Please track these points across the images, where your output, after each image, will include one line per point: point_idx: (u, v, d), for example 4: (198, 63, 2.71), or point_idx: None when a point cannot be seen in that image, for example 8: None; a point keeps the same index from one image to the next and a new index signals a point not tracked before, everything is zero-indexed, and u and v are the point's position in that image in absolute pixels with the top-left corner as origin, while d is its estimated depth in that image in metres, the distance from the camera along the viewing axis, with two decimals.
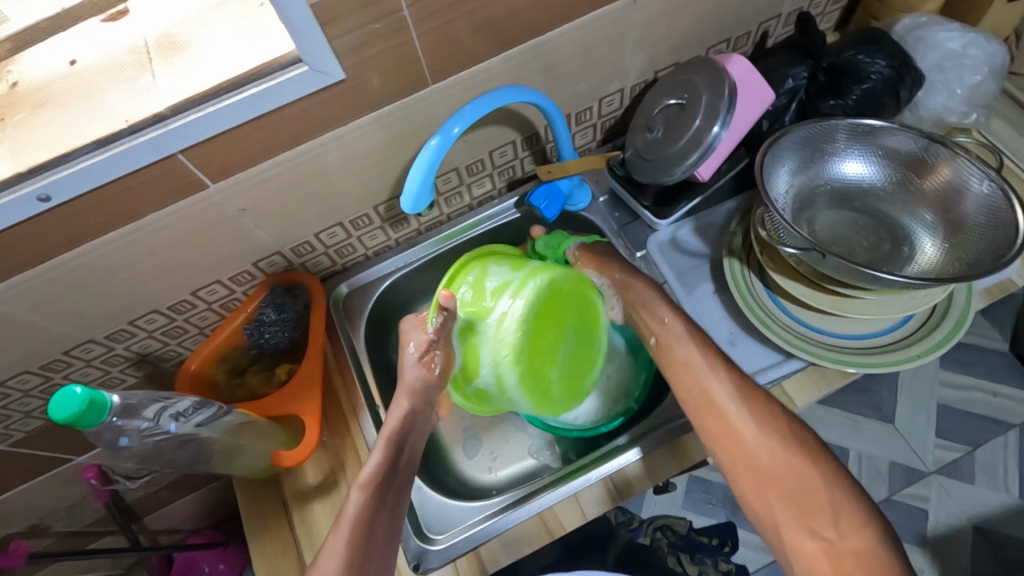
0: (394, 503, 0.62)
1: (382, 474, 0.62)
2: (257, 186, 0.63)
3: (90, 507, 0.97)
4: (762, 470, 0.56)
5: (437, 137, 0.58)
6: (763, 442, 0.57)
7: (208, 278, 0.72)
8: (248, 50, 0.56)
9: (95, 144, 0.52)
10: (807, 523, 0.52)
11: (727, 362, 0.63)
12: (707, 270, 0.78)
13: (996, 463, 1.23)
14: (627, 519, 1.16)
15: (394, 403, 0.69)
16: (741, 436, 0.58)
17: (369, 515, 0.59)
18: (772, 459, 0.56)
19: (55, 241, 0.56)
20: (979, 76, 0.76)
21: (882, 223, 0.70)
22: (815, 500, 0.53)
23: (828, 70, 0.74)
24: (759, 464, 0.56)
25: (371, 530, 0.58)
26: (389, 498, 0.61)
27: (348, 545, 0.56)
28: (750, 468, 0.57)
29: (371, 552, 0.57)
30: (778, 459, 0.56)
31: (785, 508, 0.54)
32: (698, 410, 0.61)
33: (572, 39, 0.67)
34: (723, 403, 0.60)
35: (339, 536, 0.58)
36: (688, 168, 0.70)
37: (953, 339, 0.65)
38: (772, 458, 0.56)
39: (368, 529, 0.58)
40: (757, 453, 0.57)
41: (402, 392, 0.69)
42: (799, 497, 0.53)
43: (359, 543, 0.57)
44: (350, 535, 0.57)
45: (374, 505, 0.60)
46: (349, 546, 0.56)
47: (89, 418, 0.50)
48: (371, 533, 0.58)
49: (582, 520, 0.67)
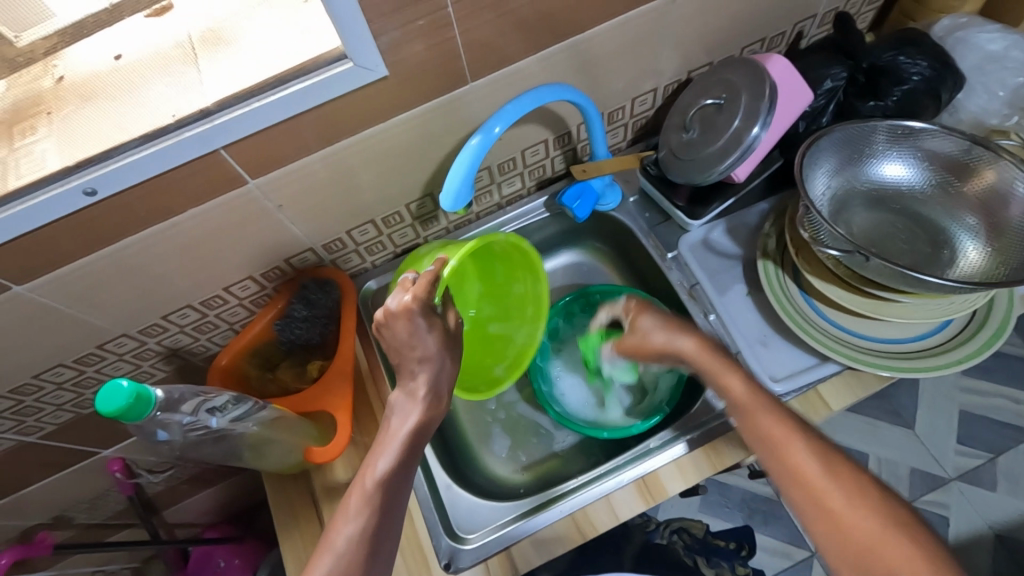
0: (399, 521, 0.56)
1: (394, 476, 0.56)
2: (295, 182, 0.64)
3: (113, 498, 0.97)
4: (823, 526, 0.49)
5: (478, 136, 0.58)
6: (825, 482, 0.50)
7: (240, 275, 0.72)
8: (293, 46, 0.56)
9: (143, 139, 0.52)
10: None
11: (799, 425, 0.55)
12: (739, 271, 0.77)
13: (1019, 472, 1.22)
14: (644, 522, 1.14)
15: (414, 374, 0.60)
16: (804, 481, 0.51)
17: (380, 517, 0.54)
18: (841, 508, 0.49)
19: (96, 234, 0.57)
20: (1021, 78, 0.75)
21: (922, 227, 0.69)
22: None
23: (869, 71, 0.73)
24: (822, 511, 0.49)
25: (379, 542, 0.53)
26: (397, 510, 0.56)
27: (362, 549, 0.52)
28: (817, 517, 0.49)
29: (378, 558, 0.53)
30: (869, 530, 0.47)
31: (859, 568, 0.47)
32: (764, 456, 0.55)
33: (612, 37, 0.67)
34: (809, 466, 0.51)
35: (353, 526, 0.53)
36: (725, 170, 0.69)
37: (995, 345, 0.64)
38: (829, 502, 0.49)
39: (379, 539, 0.54)
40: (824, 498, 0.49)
41: (422, 363, 0.60)
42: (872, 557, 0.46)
43: (369, 546, 0.52)
44: (362, 536, 0.53)
45: (387, 505, 0.55)
46: (356, 550, 0.52)
47: (135, 412, 0.51)
48: (381, 540, 0.54)
49: (615, 522, 0.67)
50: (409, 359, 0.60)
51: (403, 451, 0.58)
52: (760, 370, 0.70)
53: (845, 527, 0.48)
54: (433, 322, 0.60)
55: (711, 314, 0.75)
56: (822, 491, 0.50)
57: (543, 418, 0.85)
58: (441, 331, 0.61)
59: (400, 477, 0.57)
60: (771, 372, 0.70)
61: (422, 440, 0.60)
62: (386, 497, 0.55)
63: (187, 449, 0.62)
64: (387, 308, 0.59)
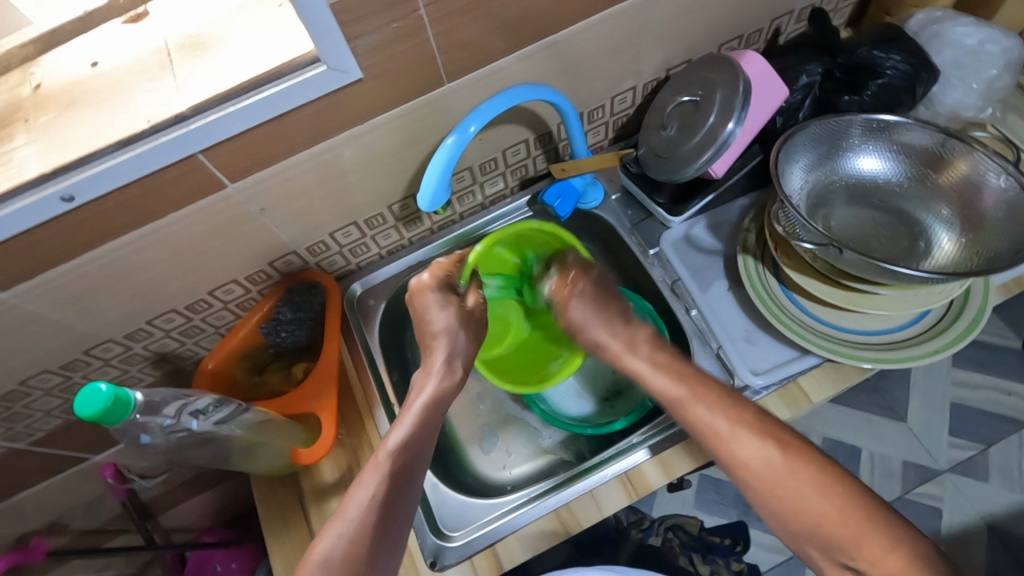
0: (417, 489, 0.58)
1: (412, 444, 0.59)
2: (274, 186, 0.64)
3: (107, 505, 0.97)
4: (770, 496, 0.52)
5: (454, 136, 0.58)
6: (770, 465, 0.52)
7: (224, 278, 0.73)
8: (268, 50, 0.56)
9: (119, 144, 0.53)
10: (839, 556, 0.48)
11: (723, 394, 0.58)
12: (721, 267, 0.78)
13: (1010, 462, 1.22)
14: (638, 519, 1.15)
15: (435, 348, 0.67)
16: (751, 468, 0.53)
17: (392, 487, 0.56)
18: (792, 488, 0.51)
19: (77, 241, 0.57)
20: (995, 70, 0.76)
21: (900, 219, 0.69)
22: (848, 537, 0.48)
23: (845, 67, 0.74)
24: (773, 494, 0.51)
25: (393, 507, 0.55)
26: (415, 477, 0.58)
27: (377, 513, 0.54)
28: (765, 499, 0.52)
29: (393, 521, 0.55)
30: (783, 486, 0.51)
31: (814, 540, 0.50)
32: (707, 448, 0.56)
33: (588, 37, 0.68)
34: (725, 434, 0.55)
35: (366, 493, 0.55)
36: (701, 166, 0.70)
37: (971, 334, 0.65)
38: (776, 483, 0.51)
39: (391, 507, 0.55)
40: (772, 481, 0.52)
41: (437, 339, 0.67)
42: (827, 529, 0.49)
43: (383, 510, 0.55)
44: (377, 499, 0.55)
45: (401, 474, 0.57)
46: (371, 513, 0.54)
47: (114, 415, 0.51)
48: (392, 509, 0.55)
49: (600, 517, 0.67)
50: (434, 336, 0.67)
51: (420, 422, 0.61)
52: (740, 365, 0.71)
53: (798, 505, 0.50)
54: (448, 299, 0.68)
55: (692, 309, 0.76)
56: (749, 458, 0.53)
57: (531, 416, 0.86)
58: (455, 307, 0.68)
59: (418, 444, 0.59)
60: (752, 366, 0.71)
61: (439, 413, 0.63)
62: (405, 462, 0.57)
63: (172, 452, 0.63)
64: (416, 287, 0.69)
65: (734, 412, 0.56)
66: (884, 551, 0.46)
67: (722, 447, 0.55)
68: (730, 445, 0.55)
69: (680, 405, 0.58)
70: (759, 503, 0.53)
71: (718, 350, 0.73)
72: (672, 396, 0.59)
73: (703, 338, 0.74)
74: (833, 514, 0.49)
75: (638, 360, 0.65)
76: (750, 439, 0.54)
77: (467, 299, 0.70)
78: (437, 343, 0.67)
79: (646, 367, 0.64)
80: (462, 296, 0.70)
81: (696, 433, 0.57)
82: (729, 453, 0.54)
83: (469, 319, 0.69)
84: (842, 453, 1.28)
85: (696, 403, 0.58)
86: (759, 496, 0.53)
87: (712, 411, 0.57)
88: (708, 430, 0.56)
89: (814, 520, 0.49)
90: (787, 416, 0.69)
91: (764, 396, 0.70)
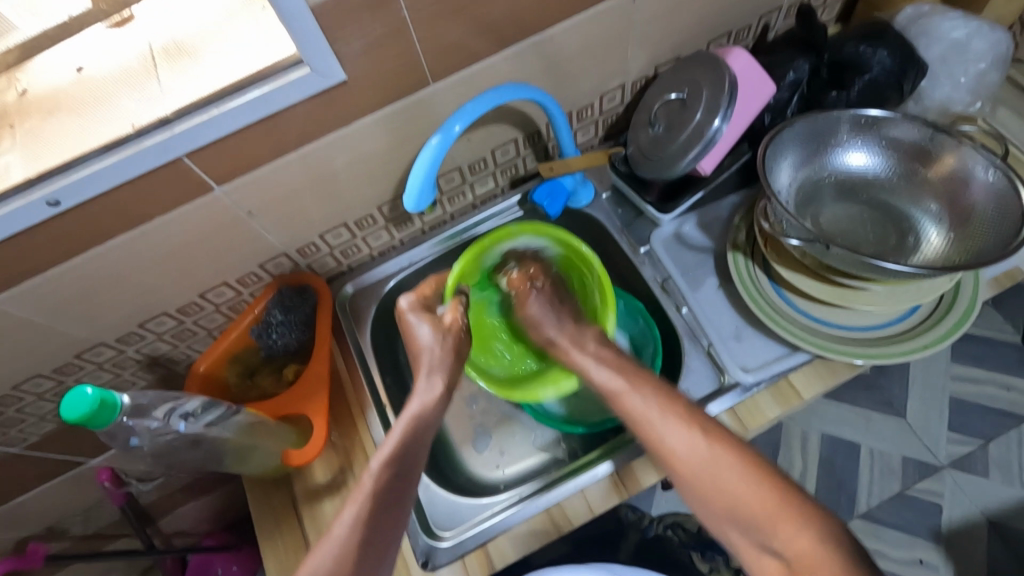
0: (405, 505, 0.58)
1: (400, 459, 0.59)
2: (262, 189, 0.64)
3: (104, 509, 0.98)
4: (683, 476, 0.52)
5: (438, 136, 0.58)
6: (693, 451, 0.52)
7: (215, 281, 0.73)
8: (252, 53, 0.56)
9: (103, 149, 0.53)
10: (756, 536, 0.48)
11: (650, 381, 0.60)
12: (711, 264, 0.78)
13: (1010, 458, 1.22)
14: (638, 517, 1.13)
15: (428, 380, 0.67)
16: (676, 455, 0.53)
17: (378, 513, 0.55)
18: (711, 471, 0.51)
19: (66, 246, 0.57)
20: (984, 65, 0.76)
21: (889, 215, 0.69)
22: (766, 520, 0.47)
23: (831, 64, 0.74)
24: (695, 479, 0.51)
25: (377, 525, 0.55)
26: (405, 492, 0.58)
27: (362, 532, 0.54)
28: (688, 484, 0.52)
29: (378, 539, 0.55)
30: (697, 464, 0.52)
31: (735, 524, 0.49)
32: (636, 436, 0.57)
33: (573, 36, 0.68)
34: (648, 414, 0.56)
35: (350, 512, 0.56)
36: (690, 162, 0.69)
37: (961, 329, 0.65)
38: (698, 470, 0.51)
39: (375, 531, 0.55)
40: (695, 468, 0.52)
41: (436, 369, 0.67)
42: (745, 511, 0.48)
43: (368, 530, 0.55)
44: (360, 519, 0.55)
45: (388, 502, 0.56)
46: (355, 537, 0.54)
47: (101, 418, 0.51)
48: (375, 534, 0.55)
49: (590, 516, 0.67)
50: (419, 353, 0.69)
51: (406, 436, 0.61)
52: (731, 361, 0.71)
53: (714, 482, 0.50)
54: (425, 318, 0.70)
55: (683, 307, 0.76)
56: (666, 438, 0.54)
57: (523, 415, 0.86)
58: (433, 327, 0.69)
59: (407, 453, 0.60)
60: (741, 363, 0.71)
61: (429, 428, 0.63)
62: (388, 481, 0.57)
63: (162, 454, 0.63)
64: (400, 309, 0.72)
65: (666, 400, 0.57)
66: (798, 534, 0.45)
67: (651, 434, 0.55)
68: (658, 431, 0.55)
69: (613, 397, 0.60)
70: (682, 488, 0.53)
71: (708, 347, 0.73)
72: (610, 391, 0.61)
73: (693, 335, 0.74)
74: (753, 498, 0.48)
75: (583, 355, 0.66)
76: (676, 422, 0.55)
77: (445, 317, 0.70)
78: (431, 377, 0.67)
79: (589, 362, 0.65)
80: (440, 318, 0.70)
81: (627, 422, 0.58)
82: (655, 438, 0.55)
83: (451, 341, 0.69)
84: (841, 451, 1.28)
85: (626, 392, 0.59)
86: (683, 483, 0.53)
87: (644, 398, 0.58)
88: (640, 418, 0.57)
89: (735, 505, 0.49)
90: (778, 413, 0.69)
91: (756, 391, 0.70)
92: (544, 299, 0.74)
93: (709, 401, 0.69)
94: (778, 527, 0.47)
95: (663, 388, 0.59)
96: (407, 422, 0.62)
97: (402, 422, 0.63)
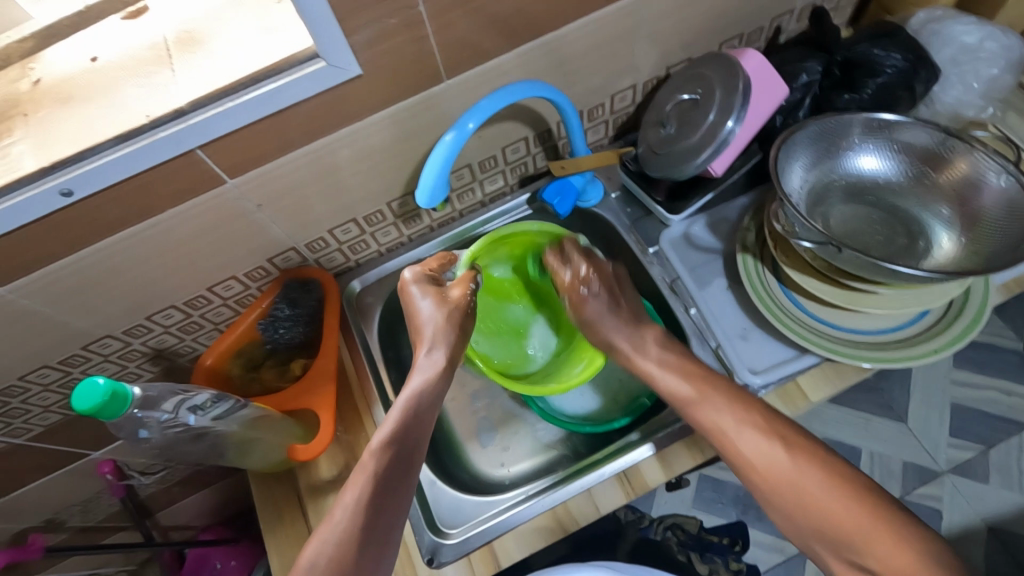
0: (407, 491, 0.58)
1: (402, 444, 0.59)
2: (273, 182, 0.64)
3: (105, 502, 0.97)
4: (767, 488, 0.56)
5: (452, 132, 0.58)
6: (768, 460, 0.57)
7: (222, 274, 0.73)
8: (268, 45, 0.56)
9: (118, 139, 0.53)
10: (845, 553, 0.51)
11: (718, 386, 0.62)
12: (720, 266, 0.78)
13: (1010, 463, 1.22)
14: (637, 517, 1.13)
15: (431, 355, 0.67)
16: (756, 466, 0.57)
17: (377, 501, 0.55)
18: (798, 487, 0.55)
19: (76, 236, 0.57)
20: (995, 69, 0.76)
21: (899, 218, 0.69)
22: (858, 539, 0.50)
23: (842, 64, 0.74)
24: (780, 492, 0.55)
25: (381, 512, 0.55)
26: (407, 474, 0.58)
27: (363, 517, 0.54)
28: (773, 498, 0.56)
29: (381, 521, 0.55)
30: (787, 477, 0.55)
31: (823, 540, 0.53)
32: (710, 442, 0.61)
33: (586, 34, 0.68)
34: (728, 431, 0.59)
35: (351, 496, 0.56)
36: (702, 162, 0.69)
37: (971, 333, 0.65)
38: (782, 484, 0.55)
39: (377, 512, 0.55)
40: (769, 474, 0.56)
41: (442, 341, 0.68)
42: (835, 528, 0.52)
43: (371, 513, 0.55)
44: (360, 503, 0.55)
45: (386, 487, 0.56)
46: (359, 517, 0.54)
47: (110, 409, 0.51)
48: (377, 519, 0.55)
49: (597, 515, 0.67)
50: (422, 326, 0.69)
51: (405, 418, 0.61)
52: (739, 363, 0.71)
53: (806, 503, 0.54)
54: (429, 291, 0.70)
55: (691, 308, 0.76)
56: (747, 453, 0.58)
57: (528, 413, 0.86)
58: (436, 300, 0.69)
59: (410, 438, 0.60)
60: (749, 365, 0.71)
61: (431, 406, 0.64)
62: (389, 464, 0.57)
63: (169, 447, 0.63)
64: (404, 280, 0.71)
65: (739, 410, 0.60)
66: (893, 549, 0.48)
67: (725, 442, 0.60)
68: (733, 442, 0.59)
69: (689, 403, 0.63)
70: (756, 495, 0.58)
71: (716, 348, 0.73)
72: (682, 398, 0.63)
73: (702, 336, 0.74)
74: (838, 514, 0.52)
75: (648, 361, 0.69)
76: (754, 436, 0.58)
77: (450, 291, 0.69)
78: (434, 350, 0.67)
79: (659, 370, 0.68)
80: (445, 290, 0.70)
81: (702, 429, 0.62)
82: (732, 449, 0.59)
83: (452, 312, 0.69)
84: (841, 454, 1.28)
85: (704, 400, 0.62)
86: (763, 492, 0.57)
87: (718, 410, 0.61)
88: (716, 430, 0.60)
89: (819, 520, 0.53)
90: (785, 415, 0.69)
91: (763, 395, 0.70)
92: (602, 304, 0.74)
93: None
94: (874, 540, 0.49)
95: (740, 397, 0.62)
96: (407, 401, 0.63)
97: (399, 405, 0.63)
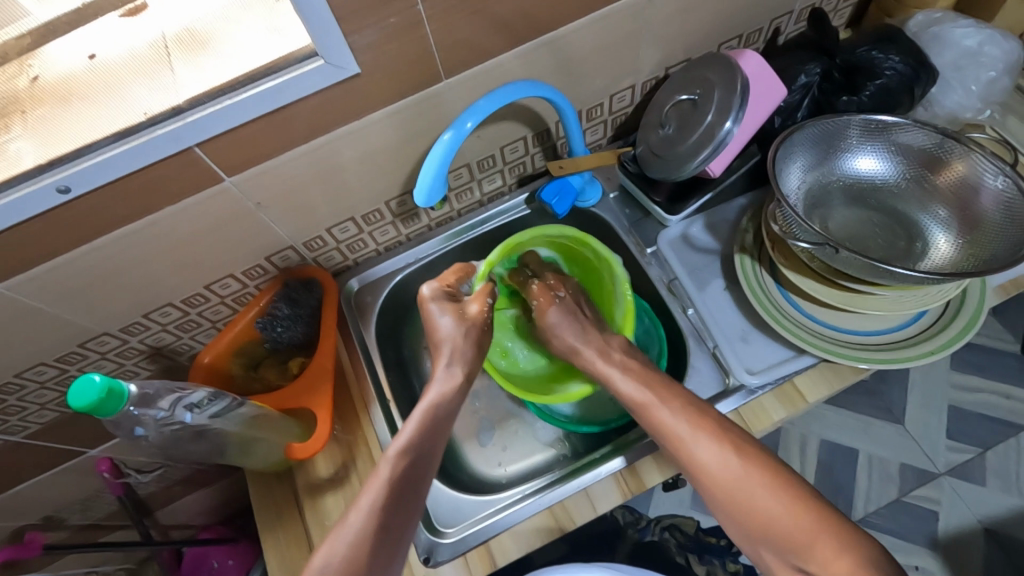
0: (418, 499, 0.57)
1: (415, 451, 0.59)
2: (271, 181, 0.64)
3: (102, 500, 0.97)
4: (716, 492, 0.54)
5: (450, 132, 0.58)
6: (726, 468, 0.54)
7: (221, 273, 0.73)
8: (268, 43, 0.56)
9: (115, 136, 0.53)
10: (792, 560, 0.49)
11: (670, 389, 0.62)
12: (718, 267, 0.78)
13: (1008, 466, 1.22)
14: (635, 518, 1.13)
15: (448, 369, 0.67)
16: (709, 471, 0.54)
17: (391, 508, 0.55)
18: (744, 490, 0.52)
19: (74, 233, 0.57)
20: (994, 73, 0.76)
21: (897, 220, 0.69)
22: (792, 535, 0.49)
23: (842, 67, 0.74)
24: (729, 496, 0.53)
25: (395, 515, 0.55)
26: (421, 486, 0.58)
27: (378, 518, 0.54)
28: (719, 500, 0.54)
29: (394, 524, 0.54)
30: (734, 481, 0.53)
31: (769, 544, 0.51)
32: (668, 452, 0.58)
33: (586, 35, 0.68)
34: (677, 427, 0.57)
35: (366, 500, 0.55)
36: (701, 163, 0.70)
37: (968, 335, 0.65)
38: (731, 488, 0.53)
39: (390, 519, 0.54)
40: (728, 483, 0.53)
41: (456, 360, 0.68)
42: (774, 530, 0.50)
43: (385, 516, 0.54)
44: (378, 505, 0.54)
45: (405, 500, 0.56)
46: (372, 522, 0.53)
47: (107, 407, 0.51)
48: (390, 523, 0.54)
49: (593, 515, 0.67)
50: (440, 343, 0.69)
51: (420, 428, 0.61)
52: (736, 363, 0.71)
53: (755, 508, 0.51)
54: (446, 306, 0.70)
55: (689, 309, 0.76)
56: (703, 458, 0.55)
57: (526, 413, 0.86)
58: (455, 317, 0.69)
59: (426, 446, 0.60)
60: (747, 365, 0.71)
61: (445, 418, 0.63)
62: (405, 470, 0.57)
63: (167, 445, 0.63)
64: (422, 296, 0.72)
65: (687, 413, 0.58)
66: (833, 553, 0.47)
67: (683, 450, 0.56)
68: (687, 446, 0.56)
69: (641, 407, 0.61)
70: (715, 506, 0.55)
71: (714, 349, 0.73)
72: (634, 401, 0.62)
73: (699, 337, 0.75)
74: (775, 512, 0.51)
75: (611, 365, 0.67)
76: (709, 441, 0.56)
77: (469, 307, 0.71)
78: (450, 364, 0.67)
79: (614, 370, 0.66)
80: (463, 305, 0.71)
81: (656, 435, 0.59)
82: (687, 454, 0.56)
83: (469, 330, 0.69)
84: (839, 456, 1.28)
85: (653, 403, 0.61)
86: (716, 496, 0.54)
87: (672, 412, 0.59)
88: (669, 434, 0.58)
89: (765, 523, 0.51)
90: (783, 416, 0.69)
91: (760, 395, 0.70)
92: (566, 311, 0.74)
93: (713, 403, 0.70)
94: (809, 538, 0.48)
95: (689, 403, 0.60)
96: (420, 415, 0.62)
97: (415, 417, 0.62)
